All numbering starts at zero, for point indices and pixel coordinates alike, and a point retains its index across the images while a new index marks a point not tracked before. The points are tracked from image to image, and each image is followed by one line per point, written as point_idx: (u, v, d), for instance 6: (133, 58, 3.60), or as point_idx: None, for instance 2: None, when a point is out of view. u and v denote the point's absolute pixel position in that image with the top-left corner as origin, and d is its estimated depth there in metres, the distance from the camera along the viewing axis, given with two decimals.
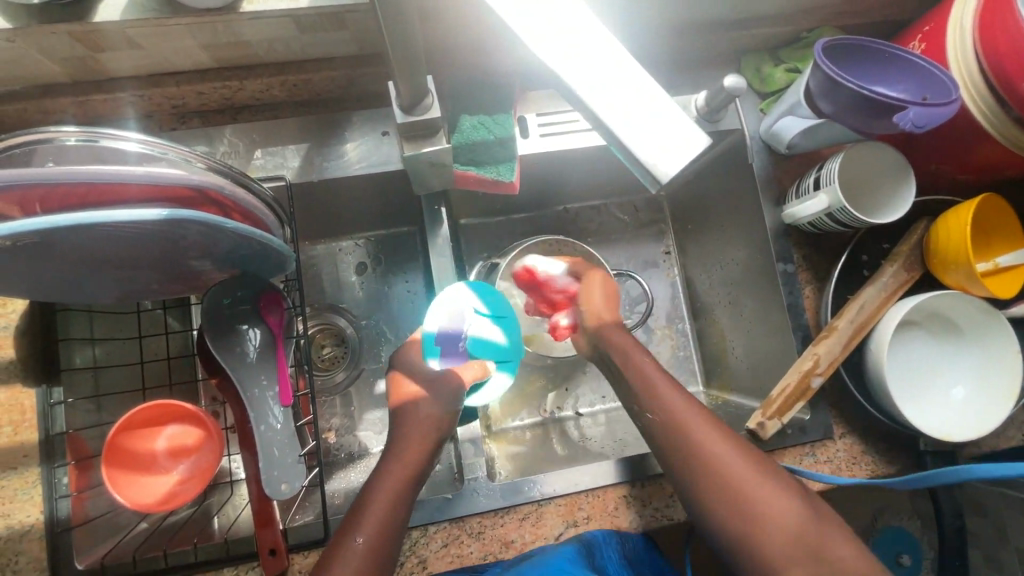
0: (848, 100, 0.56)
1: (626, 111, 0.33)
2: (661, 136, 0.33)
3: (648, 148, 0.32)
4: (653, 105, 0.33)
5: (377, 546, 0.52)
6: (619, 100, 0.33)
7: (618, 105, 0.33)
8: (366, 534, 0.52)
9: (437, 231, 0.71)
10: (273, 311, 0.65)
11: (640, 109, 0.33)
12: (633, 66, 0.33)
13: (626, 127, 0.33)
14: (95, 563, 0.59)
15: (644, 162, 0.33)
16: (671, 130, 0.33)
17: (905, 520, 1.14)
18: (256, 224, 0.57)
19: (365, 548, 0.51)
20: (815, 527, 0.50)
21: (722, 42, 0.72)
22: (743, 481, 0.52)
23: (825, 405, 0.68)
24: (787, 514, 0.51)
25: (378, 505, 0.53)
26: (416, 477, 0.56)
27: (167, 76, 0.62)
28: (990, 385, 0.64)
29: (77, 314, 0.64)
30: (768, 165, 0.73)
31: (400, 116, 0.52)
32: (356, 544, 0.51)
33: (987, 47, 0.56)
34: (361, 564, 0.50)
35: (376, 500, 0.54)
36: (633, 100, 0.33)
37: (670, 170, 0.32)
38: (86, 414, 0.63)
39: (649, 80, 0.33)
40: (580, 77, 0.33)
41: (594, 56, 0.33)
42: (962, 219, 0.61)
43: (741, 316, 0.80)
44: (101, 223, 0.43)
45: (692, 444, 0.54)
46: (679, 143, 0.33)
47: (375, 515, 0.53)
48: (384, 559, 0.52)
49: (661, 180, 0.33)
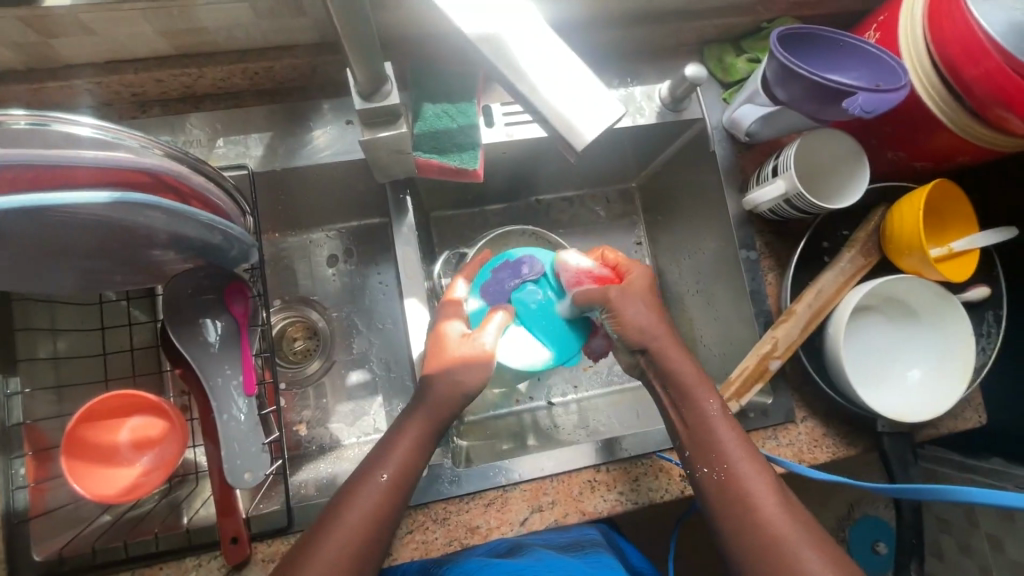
0: (802, 87, 0.57)
1: (560, 87, 0.38)
2: (589, 115, 0.38)
3: (571, 117, 0.38)
4: (579, 81, 0.38)
5: (397, 488, 0.54)
6: (576, 83, 0.38)
7: (568, 84, 0.38)
8: (391, 473, 0.55)
9: (403, 220, 0.71)
10: (236, 300, 0.65)
11: (584, 93, 0.38)
12: (570, 53, 0.39)
13: (554, 99, 0.38)
14: (52, 555, 0.59)
15: (566, 130, 0.38)
16: (591, 101, 0.38)
17: (879, 508, 1.16)
18: (216, 212, 0.56)
19: (387, 486, 0.54)
20: (811, 548, 0.50)
21: (684, 32, 0.73)
22: (763, 503, 0.52)
23: (787, 389, 0.70)
24: (791, 533, 0.51)
25: (400, 452, 0.56)
26: (429, 442, 0.58)
27: (125, 63, 0.61)
28: (945, 367, 0.65)
29: (36, 304, 0.63)
30: (732, 153, 0.74)
31: (360, 103, 0.52)
32: (380, 481, 0.54)
33: (936, 36, 0.58)
34: (381, 500, 0.53)
35: (401, 448, 0.56)
36: (565, 76, 0.38)
37: (585, 139, 0.38)
38: (46, 405, 0.63)
39: (582, 65, 0.39)
40: (542, 65, 0.38)
41: (535, 42, 0.39)
42: (915, 205, 0.62)
43: (710, 304, 0.81)
44: (50, 205, 0.43)
45: (717, 452, 0.55)
46: (599, 114, 0.38)
47: (398, 462, 0.55)
48: (398, 505, 0.54)
49: (577, 145, 0.38)
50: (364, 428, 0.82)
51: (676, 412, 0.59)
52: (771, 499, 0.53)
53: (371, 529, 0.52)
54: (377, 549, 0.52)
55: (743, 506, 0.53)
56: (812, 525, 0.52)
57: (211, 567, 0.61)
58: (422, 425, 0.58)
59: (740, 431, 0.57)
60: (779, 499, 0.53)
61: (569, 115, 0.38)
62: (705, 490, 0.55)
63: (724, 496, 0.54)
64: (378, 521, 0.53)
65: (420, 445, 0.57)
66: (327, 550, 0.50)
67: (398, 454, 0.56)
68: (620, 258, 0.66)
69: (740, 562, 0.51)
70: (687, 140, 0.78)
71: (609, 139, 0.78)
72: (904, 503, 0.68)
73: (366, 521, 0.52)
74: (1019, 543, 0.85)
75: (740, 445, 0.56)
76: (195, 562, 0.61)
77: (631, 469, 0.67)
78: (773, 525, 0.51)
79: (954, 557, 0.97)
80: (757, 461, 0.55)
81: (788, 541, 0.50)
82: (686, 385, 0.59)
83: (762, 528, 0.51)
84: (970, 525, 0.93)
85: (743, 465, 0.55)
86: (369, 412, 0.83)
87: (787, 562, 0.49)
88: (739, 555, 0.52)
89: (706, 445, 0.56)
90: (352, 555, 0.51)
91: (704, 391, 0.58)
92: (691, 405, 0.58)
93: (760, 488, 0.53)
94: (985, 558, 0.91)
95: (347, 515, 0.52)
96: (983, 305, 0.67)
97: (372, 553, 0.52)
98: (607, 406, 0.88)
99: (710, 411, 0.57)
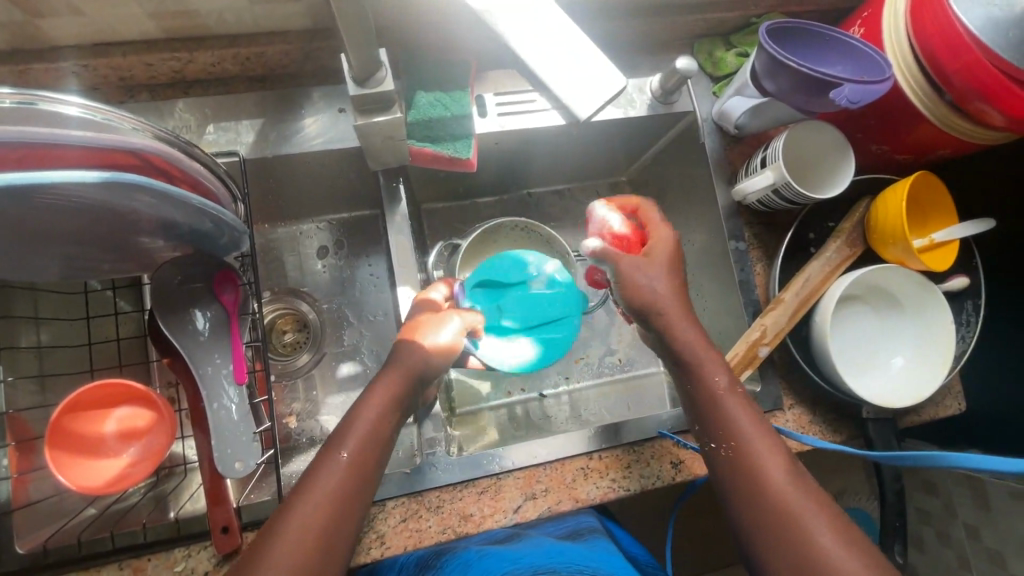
0: (791, 78, 0.58)
1: (565, 70, 0.42)
2: (591, 92, 0.42)
3: (572, 96, 0.42)
4: (583, 66, 0.42)
5: (357, 467, 0.52)
6: (579, 66, 0.42)
7: (570, 65, 0.42)
8: (351, 450, 0.52)
9: (396, 208, 0.71)
10: (226, 289, 0.64)
11: (587, 74, 0.42)
12: (575, 44, 0.43)
13: (559, 82, 0.42)
14: (36, 547, 0.58)
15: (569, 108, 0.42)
16: (592, 84, 0.42)
17: (862, 500, 1.18)
18: (206, 196, 0.56)
19: (348, 465, 0.52)
20: (821, 518, 0.50)
21: (675, 26, 0.74)
22: (772, 477, 0.53)
23: (775, 377, 0.71)
24: (800, 504, 0.51)
25: (362, 428, 0.54)
26: (389, 420, 0.56)
27: (113, 46, 0.60)
28: (929, 357, 0.67)
29: (18, 291, 0.61)
30: (721, 146, 0.75)
31: (354, 88, 0.52)
32: (340, 460, 0.52)
33: (919, 31, 0.59)
34: (342, 478, 0.51)
35: (360, 426, 0.54)
36: (569, 62, 0.42)
37: (587, 114, 0.42)
38: (28, 394, 0.61)
39: (586, 49, 0.43)
40: (547, 56, 0.42)
41: (550, 25, 0.43)
42: (898, 196, 0.64)
43: (699, 296, 0.82)
44: (34, 184, 0.41)
45: (726, 428, 0.56)
46: (598, 96, 0.42)
47: (357, 442, 0.53)
48: (361, 483, 0.52)
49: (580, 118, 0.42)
50: None
51: (687, 387, 0.60)
52: (783, 469, 0.53)
53: (333, 513, 0.49)
54: (339, 539, 0.49)
55: (751, 479, 0.53)
56: (820, 496, 0.52)
57: (201, 558, 0.60)
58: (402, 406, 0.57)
59: (754, 406, 0.58)
60: (787, 470, 0.53)
61: (573, 92, 0.42)
62: (717, 466, 0.56)
63: (735, 470, 0.54)
64: (341, 503, 0.50)
65: (382, 422, 0.55)
66: (286, 534, 0.47)
67: (357, 433, 0.53)
68: (647, 223, 0.66)
69: (752, 533, 0.52)
70: (678, 133, 0.79)
71: (601, 131, 0.78)
72: (889, 488, 0.69)
73: (328, 502, 0.49)
74: (995, 530, 0.87)
75: (751, 417, 0.56)
76: (185, 552, 0.61)
77: (624, 456, 0.67)
78: (782, 495, 0.51)
79: (934, 546, 0.99)
80: (768, 432, 0.56)
81: (800, 509, 0.50)
82: (695, 359, 0.59)
83: (772, 499, 0.52)
84: (949, 515, 0.96)
85: (754, 437, 0.55)
86: None
87: (795, 531, 0.49)
88: (750, 527, 0.52)
89: (718, 418, 0.57)
90: (312, 541, 0.48)
91: (714, 369, 0.59)
92: (700, 384, 0.59)
93: (771, 458, 0.54)
94: (964, 546, 0.93)
95: (308, 496, 0.49)
96: (963, 294, 0.69)
97: (337, 537, 0.49)
98: (598, 397, 0.89)
99: (719, 384, 0.58)
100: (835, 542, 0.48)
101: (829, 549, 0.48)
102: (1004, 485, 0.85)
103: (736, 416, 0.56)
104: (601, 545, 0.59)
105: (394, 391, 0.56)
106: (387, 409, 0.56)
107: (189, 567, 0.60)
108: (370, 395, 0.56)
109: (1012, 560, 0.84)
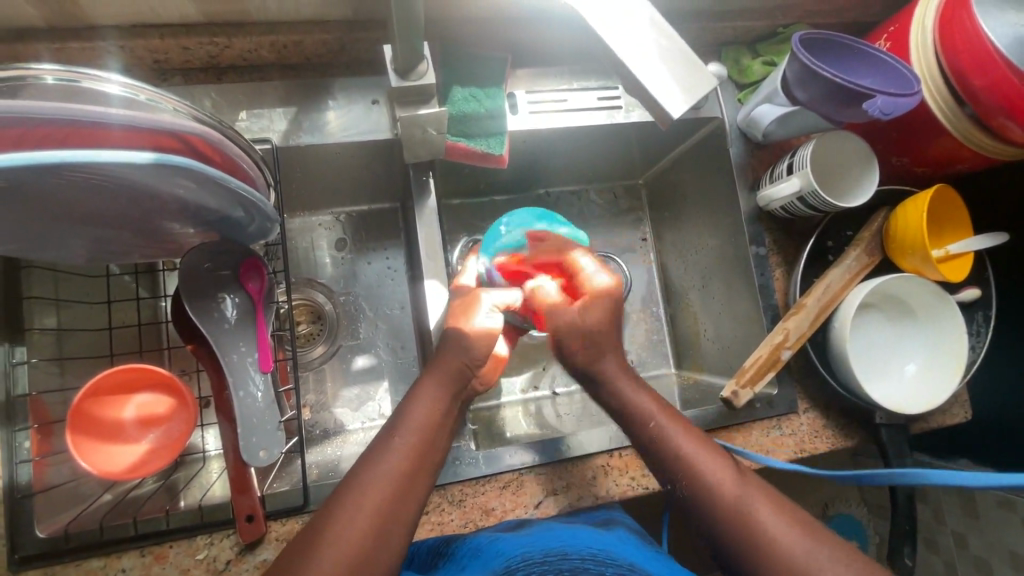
0: (821, 88, 0.60)
1: (653, 68, 0.43)
2: (681, 93, 0.43)
3: (660, 95, 0.43)
4: (667, 63, 0.44)
5: (411, 455, 0.52)
6: (663, 63, 0.44)
7: (653, 58, 0.44)
8: (405, 439, 0.53)
9: (424, 202, 0.71)
10: (252, 277, 0.63)
11: (678, 75, 0.43)
12: (657, 39, 0.44)
13: (651, 79, 0.43)
14: (57, 530, 0.58)
15: (658, 108, 0.43)
16: (678, 81, 0.43)
17: (852, 507, 1.13)
18: (244, 179, 0.55)
19: (400, 454, 0.52)
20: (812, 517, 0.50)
21: (706, 32, 0.75)
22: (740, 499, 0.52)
23: (791, 381, 0.73)
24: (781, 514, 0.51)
25: (412, 423, 0.54)
26: (444, 411, 0.56)
27: (151, 28, 0.60)
28: (941, 364, 0.69)
29: (41, 272, 0.61)
30: (745, 153, 0.77)
31: (395, 79, 0.53)
32: (393, 450, 0.52)
33: (947, 47, 0.61)
34: (395, 470, 0.51)
35: (414, 416, 0.54)
36: (652, 56, 0.44)
37: (678, 116, 0.43)
38: (47, 376, 0.60)
39: (675, 44, 0.44)
40: (627, 48, 0.44)
41: (607, 27, 0.44)
42: (919, 207, 0.65)
43: (714, 300, 0.83)
44: (78, 164, 0.41)
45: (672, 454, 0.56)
46: (688, 94, 0.43)
47: (411, 432, 0.53)
48: (416, 475, 0.52)
49: (671, 117, 0.43)
50: (368, 414, 0.82)
51: (627, 427, 0.60)
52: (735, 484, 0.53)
53: (382, 513, 0.48)
54: (395, 527, 0.49)
55: (714, 505, 0.53)
56: None
57: (224, 545, 0.60)
58: (438, 393, 0.56)
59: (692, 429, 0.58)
60: (752, 489, 0.53)
61: (660, 87, 0.43)
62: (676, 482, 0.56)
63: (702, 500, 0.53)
64: (397, 491, 0.50)
65: (437, 412, 0.55)
66: (335, 527, 0.47)
67: (413, 420, 0.54)
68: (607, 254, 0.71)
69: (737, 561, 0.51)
70: (701, 137, 0.80)
71: (625, 135, 0.79)
72: (898, 494, 0.71)
73: (383, 494, 0.49)
74: (983, 538, 0.89)
75: (695, 444, 0.56)
76: (207, 540, 0.60)
77: None
78: (750, 514, 0.51)
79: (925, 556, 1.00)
80: (698, 441, 0.57)
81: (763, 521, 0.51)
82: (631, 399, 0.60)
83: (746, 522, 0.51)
84: (937, 524, 0.97)
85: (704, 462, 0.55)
86: (374, 398, 0.83)
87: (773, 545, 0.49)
88: (735, 557, 0.51)
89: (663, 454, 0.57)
90: (366, 535, 0.47)
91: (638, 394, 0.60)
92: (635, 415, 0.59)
93: (707, 462, 0.55)
94: (950, 553, 0.95)
95: (360, 487, 0.49)
96: (975, 306, 0.71)
97: (392, 529, 0.49)
98: None
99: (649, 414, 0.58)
100: (784, 523, 0.50)
101: (779, 534, 0.50)
102: (993, 494, 0.87)
103: (676, 442, 0.56)
104: (616, 529, 0.59)
105: (440, 379, 0.57)
106: (426, 398, 0.56)
107: (212, 555, 0.60)
108: (423, 382, 0.57)
109: (999, 568, 0.87)
